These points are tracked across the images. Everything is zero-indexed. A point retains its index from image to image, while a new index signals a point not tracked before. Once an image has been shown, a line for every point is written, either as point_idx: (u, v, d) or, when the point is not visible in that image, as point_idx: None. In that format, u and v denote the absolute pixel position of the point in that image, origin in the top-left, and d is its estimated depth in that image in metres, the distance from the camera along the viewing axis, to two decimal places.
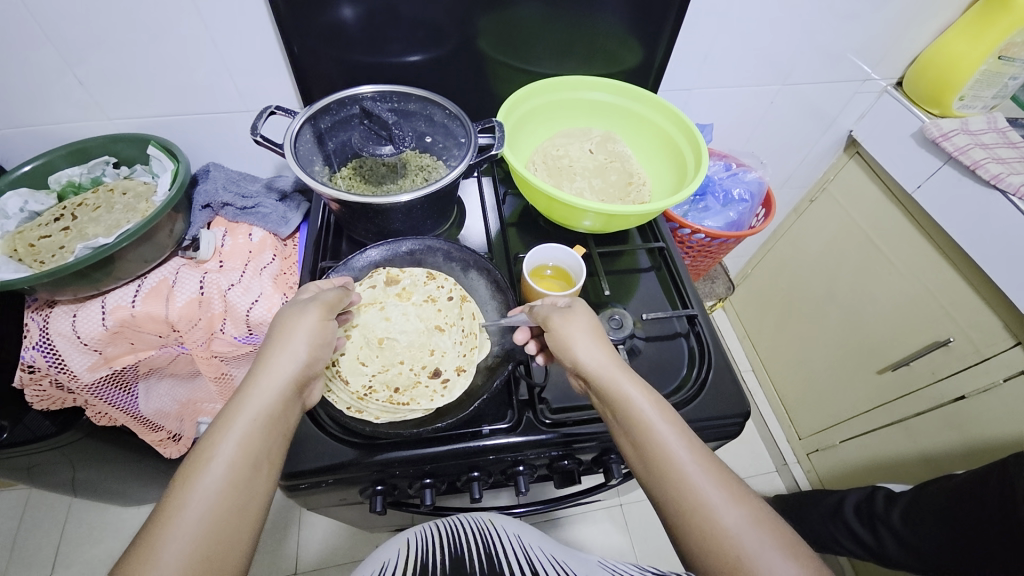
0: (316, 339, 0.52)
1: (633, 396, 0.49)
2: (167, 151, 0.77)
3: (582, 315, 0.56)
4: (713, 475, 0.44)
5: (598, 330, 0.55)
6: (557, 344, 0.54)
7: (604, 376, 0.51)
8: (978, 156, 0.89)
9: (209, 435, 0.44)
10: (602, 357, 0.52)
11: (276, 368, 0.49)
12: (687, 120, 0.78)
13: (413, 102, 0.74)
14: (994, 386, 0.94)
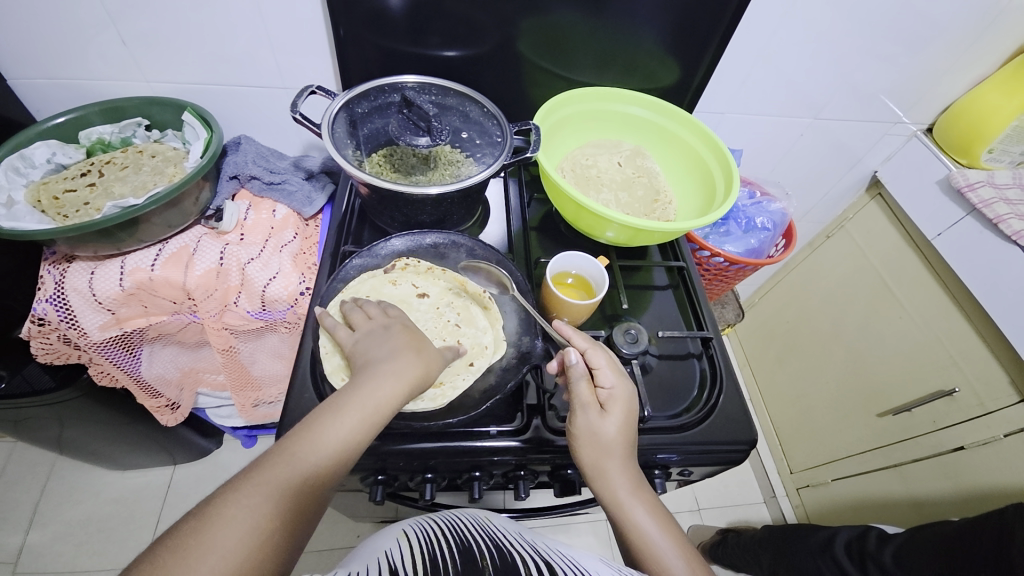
0: (412, 380, 0.50)
1: (637, 510, 0.51)
2: (201, 119, 0.76)
3: (616, 410, 0.54)
4: None
5: (626, 433, 0.54)
6: (582, 442, 0.54)
7: (621, 493, 0.52)
8: (1002, 210, 0.90)
9: (292, 437, 0.43)
10: (625, 475, 0.52)
11: (367, 392, 0.47)
12: (720, 143, 0.78)
13: (451, 96, 0.74)
14: (994, 440, 0.93)
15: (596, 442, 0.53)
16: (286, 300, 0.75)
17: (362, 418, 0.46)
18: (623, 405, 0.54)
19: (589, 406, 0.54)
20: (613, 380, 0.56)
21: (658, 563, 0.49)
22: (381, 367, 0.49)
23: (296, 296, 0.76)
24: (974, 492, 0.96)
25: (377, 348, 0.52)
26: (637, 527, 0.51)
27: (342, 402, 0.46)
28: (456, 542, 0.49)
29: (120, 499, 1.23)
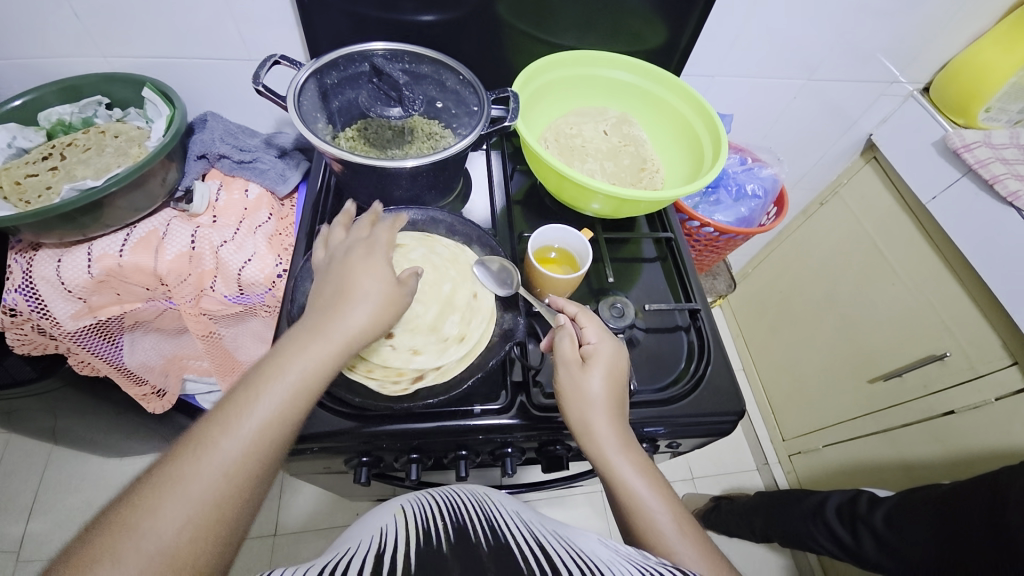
0: (376, 315, 0.46)
1: (623, 465, 0.49)
2: (162, 95, 0.73)
3: (600, 363, 0.53)
4: (692, 544, 0.46)
5: (613, 389, 0.52)
6: (566, 397, 0.52)
7: (608, 448, 0.50)
8: (998, 170, 0.87)
9: (245, 386, 0.40)
10: (611, 428, 0.51)
11: (335, 325, 0.44)
12: (709, 107, 0.75)
13: (426, 64, 0.70)
14: (985, 403, 0.93)
15: (580, 396, 0.52)
16: (262, 283, 0.73)
17: (335, 352, 0.44)
18: (608, 360, 0.54)
19: (573, 364, 0.53)
20: (597, 338, 0.55)
21: (646, 518, 0.48)
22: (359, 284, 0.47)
23: (273, 279, 0.73)
24: (963, 454, 0.96)
25: (353, 274, 0.48)
26: (625, 484, 0.49)
27: (315, 336, 0.43)
28: (450, 517, 0.45)
29: (118, 486, 1.23)
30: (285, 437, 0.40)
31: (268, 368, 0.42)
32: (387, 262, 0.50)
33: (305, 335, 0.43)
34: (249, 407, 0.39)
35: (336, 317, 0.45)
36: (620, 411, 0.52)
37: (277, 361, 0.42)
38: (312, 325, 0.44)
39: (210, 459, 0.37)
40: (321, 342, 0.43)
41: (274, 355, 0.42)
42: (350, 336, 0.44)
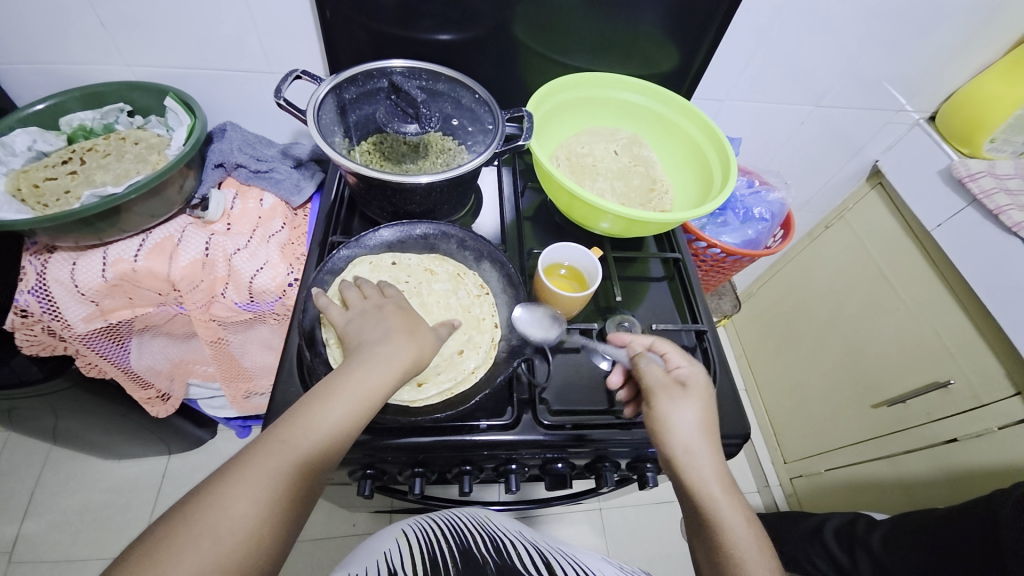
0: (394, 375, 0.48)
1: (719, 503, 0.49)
2: (184, 105, 0.73)
3: (693, 399, 0.53)
4: None
5: (707, 421, 0.52)
6: (660, 426, 0.52)
7: (713, 486, 0.49)
8: (1003, 201, 0.88)
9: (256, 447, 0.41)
10: (713, 463, 0.50)
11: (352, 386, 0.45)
12: (719, 132, 0.75)
13: (442, 82, 0.71)
14: (987, 432, 0.93)
15: (679, 428, 0.51)
16: (272, 292, 0.73)
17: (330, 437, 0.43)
18: (703, 396, 0.54)
19: (668, 386, 0.54)
20: (685, 363, 0.57)
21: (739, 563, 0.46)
22: (372, 350, 0.48)
23: (284, 288, 0.74)
24: (964, 482, 0.95)
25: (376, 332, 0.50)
26: (719, 517, 0.48)
27: (306, 418, 0.43)
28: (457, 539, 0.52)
29: (115, 488, 1.23)
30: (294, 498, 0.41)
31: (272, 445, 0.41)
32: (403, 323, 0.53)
33: (298, 415, 0.43)
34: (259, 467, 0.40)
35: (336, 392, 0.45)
36: (717, 450, 0.52)
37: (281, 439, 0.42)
38: (310, 404, 0.44)
39: (198, 546, 0.36)
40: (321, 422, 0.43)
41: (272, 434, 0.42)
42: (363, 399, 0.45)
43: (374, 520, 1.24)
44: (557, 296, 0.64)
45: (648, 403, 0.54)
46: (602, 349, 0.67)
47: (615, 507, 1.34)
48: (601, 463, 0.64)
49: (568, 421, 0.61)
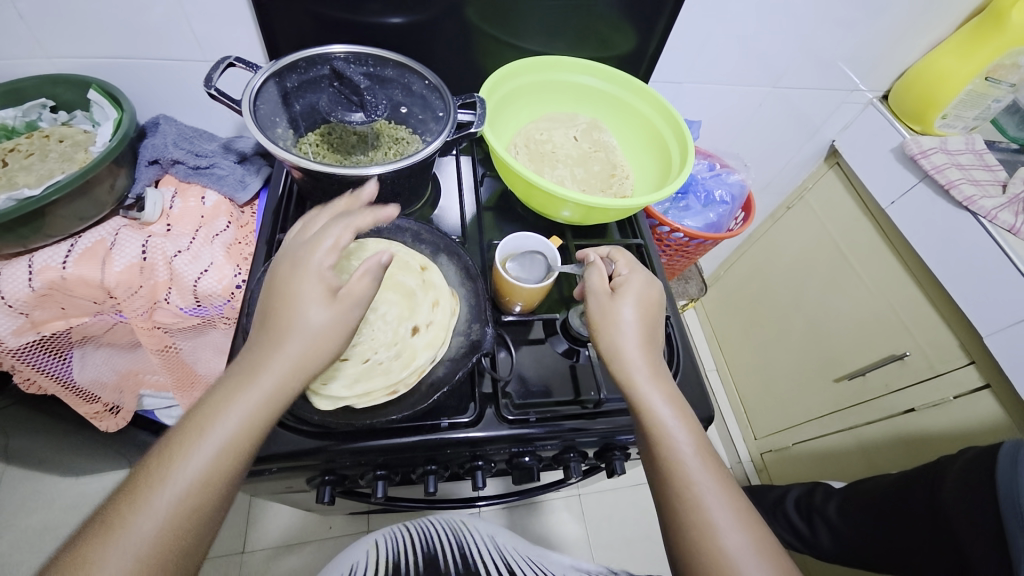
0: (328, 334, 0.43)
1: (651, 393, 0.50)
2: (108, 97, 0.67)
3: (629, 299, 0.55)
4: (715, 479, 0.47)
5: (643, 322, 0.54)
6: (597, 324, 0.54)
7: (640, 376, 0.51)
8: (953, 176, 0.90)
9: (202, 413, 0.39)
10: (643, 356, 0.52)
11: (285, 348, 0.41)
12: (677, 115, 0.74)
13: (390, 68, 0.68)
14: (943, 402, 0.96)
15: (613, 322, 0.53)
16: (220, 295, 0.69)
17: (258, 408, 0.40)
18: (638, 291, 0.56)
19: (604, 294, 0.55)
20: (627, 271, 0.59)
21: (670, 446, 0.48)
22: (302, 309, 0.42)
23: (232, 290, 0.70)
24: (920, 449, 0.99)
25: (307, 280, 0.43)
26: (652, 411, 0.49)
27: (223, 404, 0.40)
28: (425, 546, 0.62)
29: (71, 506, 1.17)
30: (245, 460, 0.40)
31: (187, 430, 0.39)
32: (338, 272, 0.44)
33: (212, 402, 0.40)
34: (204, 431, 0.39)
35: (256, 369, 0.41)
36: (653, 345, 0.53)
37: (194, 430, 0.39)
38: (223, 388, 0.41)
39: (120, 545, 0.35)
40: (245, 395, 0.40)
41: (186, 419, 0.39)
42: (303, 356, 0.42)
43: (348, 522, 1.21)
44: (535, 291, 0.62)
45: (587, 310, 0.56)
46: (564, 339, 0.67)
47: (594, 493, 1.35)
48: (567, 454, 0.63)
49: (532, 413, 0.60)
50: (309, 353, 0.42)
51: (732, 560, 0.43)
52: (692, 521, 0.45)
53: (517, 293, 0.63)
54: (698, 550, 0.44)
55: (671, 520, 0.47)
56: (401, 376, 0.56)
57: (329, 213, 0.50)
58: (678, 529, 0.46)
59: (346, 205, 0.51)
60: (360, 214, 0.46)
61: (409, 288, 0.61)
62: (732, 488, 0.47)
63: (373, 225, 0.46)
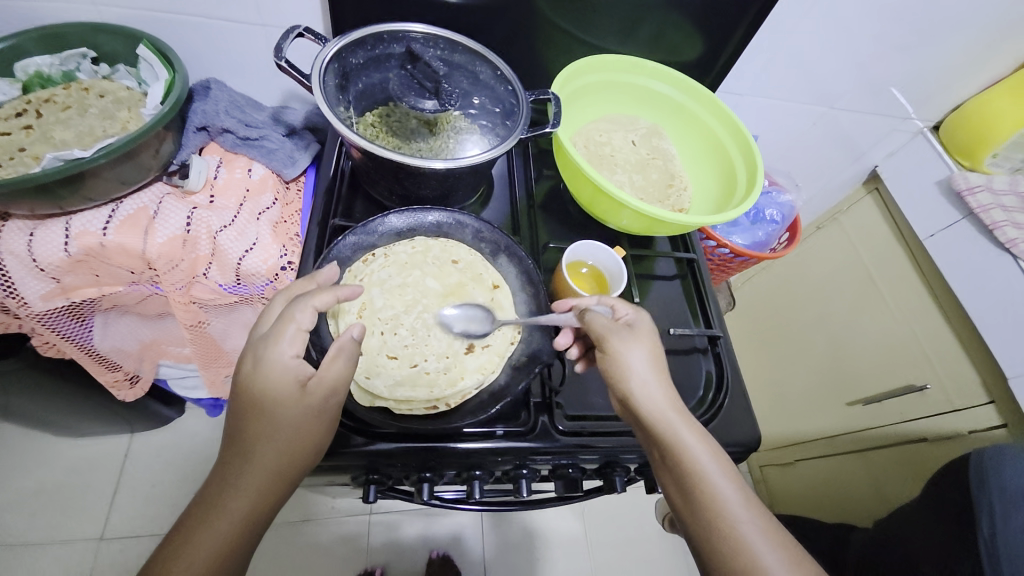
0: (301, 429, 0.47)
1: (685, 441, 0.47)
2: (160, 56, 0.62)
3: (643, 339, 0.53)
4: (768, 531, 0.43)
5: (657, 359, 0.52)
6: (614, 368, 0.52)
7: (667, 417, 0.49)
8: (998, 217, 0.91)
9: (200, 514, 0.45)
10: (666, 396, 0.50)
11: (263, 446, 0.46)
12: (746, 132, 0.71)
13: (459, 53, 0.65)
14: (958, 435, 0.98)
15: (630, 367, 0.51)
16: (263, 276, 0.66)
17: (236, 526, 0.45)
18: (649, 337, 0.54)
19: (619, 330, 0.53)
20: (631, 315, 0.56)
21: (715, 500, 0.45)
22: (272, 408, 0.46)
23: (276, 271, 0.66)
24: None
25: (265, 379, 0.46)
26: (686, 451, 0.47)
27: (220, 503, 0.45)
28: None
29: (69, 469, 1.14)
30: (243, 548, 0.45)
31: (181, 544, 0.44)
32: (297, 364, 0.47)
33: (205, 512, 0.45)
34: (201, 531, 0.44)
35: (234, 489, 0.45)
36: (672, 391, 0.51)
37: (189, 541, 0.43)
38: (210, 497, 0.46)
39: None
40: (226, 513, 0.45)
41: (178, 534, 0.44)
42: (286, 451, 0.46)
43: (353, 504, 1.22)
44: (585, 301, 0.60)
45: (603, 348, 0.52)
46: None
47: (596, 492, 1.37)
48: (611, 468, 0.62)
49: (586, 427, 0.58)
50: (289, 450, 0.46)
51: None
52: (741, 566, 0.42)
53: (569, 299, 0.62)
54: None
55: None
56: (444, 393, 0.55)
57: (284, 297, 0.50)
58: None
59: (303, 287, 0.50)
60: (319, 292, 0.48)
61: (476, 304, 0.61)
62: (773, 521, 0.45)
63: (333, 302, 0.48)
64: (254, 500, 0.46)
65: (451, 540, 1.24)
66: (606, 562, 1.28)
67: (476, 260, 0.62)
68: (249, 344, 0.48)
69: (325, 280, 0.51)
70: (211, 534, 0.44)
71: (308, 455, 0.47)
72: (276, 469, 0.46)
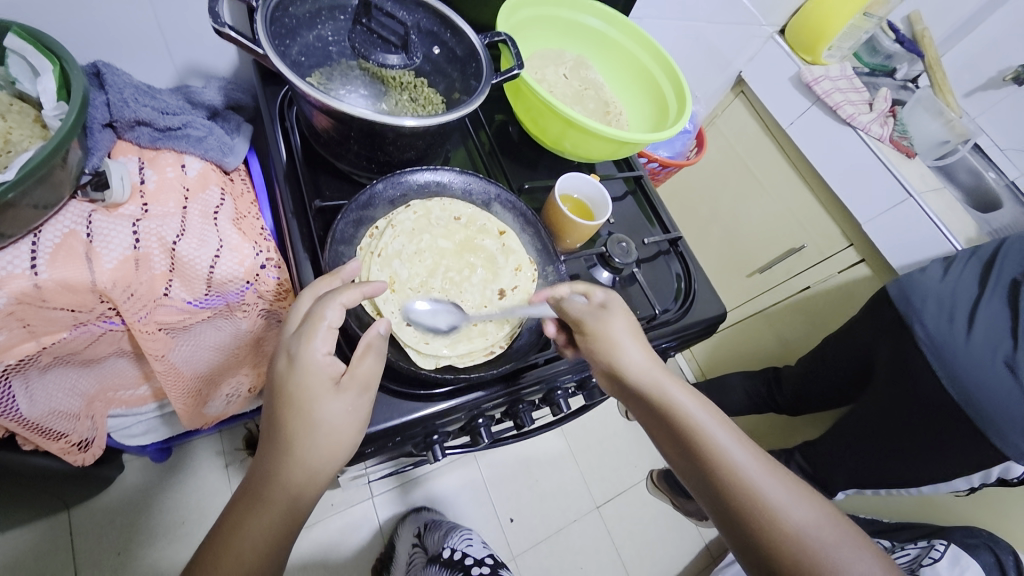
0: (342, 424, 0.45)
1: (679, 401, 0.50)
2: (37, 43, 0.49)
3: (618, 317, 0.54)
4: (770, 473, 0.47)
5: (634, 327, 0.55)
6: (599, 346, 0.53)
7: (659, 378, 0.51)
8: (837, 99, 1.15)
9: (245, 507, 0.43)
10: (646, 357, 0.52)
11: (303, 443, 0.43)
12: (663, 50, 0.80)
13: (394, 2, 0.62)
14: (831, 277, 1.26)
15: (612, 346, 0.52)
16: (243, 279, 0.60)
17: (280, 521, 0.43)
18: (623, 316, 0.55)
19: (594, 311, 0.54)
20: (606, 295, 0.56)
21: (717, 450, 0.47)
22: (313, 405, 0.44)
23: (256, 272, 0.61)
24: (819, 316, 1.30)
25: (302, 377, 0.44)
26: (679, 407, 0.50)
27: (262, 494, 0.43)
28: None
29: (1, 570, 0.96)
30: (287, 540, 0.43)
31: (227, 536, 0.42)
32: (329, 363, 0.45)
33: (247, 502, 0.43)
34: (247, 522, 0.42)
35: (276, 482, 0.43)
36: (655, 356, 0.53)
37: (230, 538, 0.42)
38: (253, 488, 0.43)
39: None
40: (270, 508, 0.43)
41: (223, 522, 0.43)
42: (328, 444, 0.44)
43: (352, 494, 1.23)
44: (592, 230, 0.66)
45: (583, 332, 0.54)
46: (602, 266, 0.72)
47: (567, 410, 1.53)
48: None
49: None
50: (325, 446, 0.44)
51: (802, 534, 0.43)
52: (754, 507, 0.45)
53: (573, 231, 0.67)
54: (766, 529, 0.44)
55: (736, 527, 0.45)
56: (498, 337, 0.58)
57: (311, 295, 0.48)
58: (746, 535, 0.45)
59: (329, 283, 0.48)
60: (346, 289, 0.47)
61: (491, 253, 0.61)
62: (777, 468, 0.48)
63: (359, 297, 0.47)
64: (297, 494, 0.44)
65: (458, 488, 1.34)
66: (588, 462, 1.48)
67: (475, 211, 0.63)
68: (279, 343, 0.46)
69: (349, 275, 0.50)
70: (246, 535, 0.41)
71: (342, 452, 0.45)
72: (311, 465, 0.44)
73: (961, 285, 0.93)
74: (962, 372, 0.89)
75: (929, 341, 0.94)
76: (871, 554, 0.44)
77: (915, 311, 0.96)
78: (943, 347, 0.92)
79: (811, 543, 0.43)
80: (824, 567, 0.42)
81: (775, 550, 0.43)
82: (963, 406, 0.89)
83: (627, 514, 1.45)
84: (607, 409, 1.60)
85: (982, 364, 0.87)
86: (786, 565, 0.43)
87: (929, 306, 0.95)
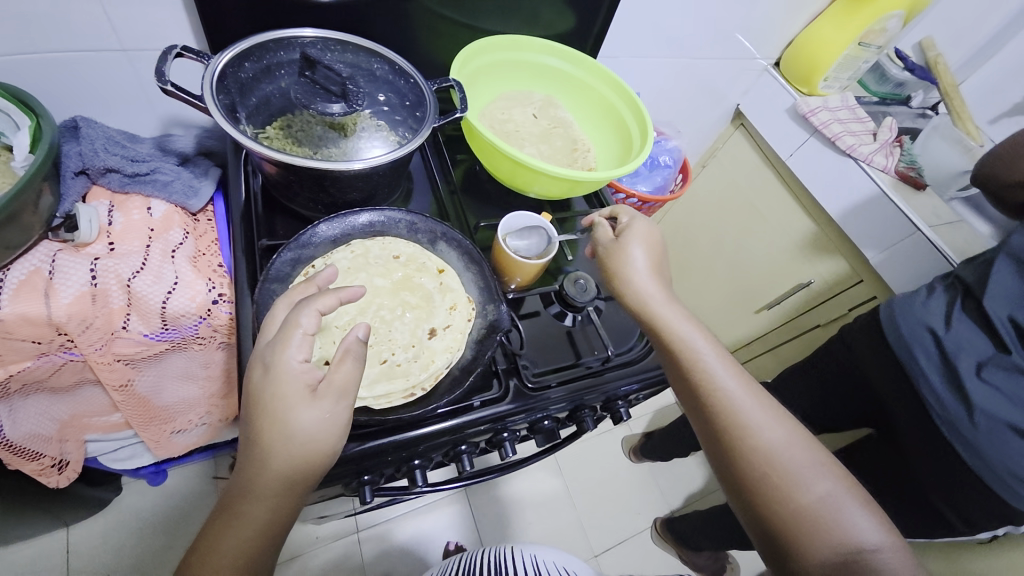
0: (319, 435, 0.45)
1: (674, 320, 0.54)
2: (18, 102, 0.56)
3: (636, 242, 0.60)
4: (752, 397, 0.50)
5: (651, 255, 0.59)
6: (614, 267, 0.59)
7: (659, 300, 0.56)
8: (836, 130, 1.10)
9: (222, 520, 0.45)
10: (654, 283, 0.57)
11: (279, 456, 0.44)
12: (628, 88, 0.80)
13: (350, 53, 0.65)
14: (842, 315, 1.18)
15: (626, 264, 0.58)
16: (194, 315, 0.63)
17: (259, 531, 0.45)
18: (643, 238, 0.60)
19: (612, 243, 0.61)
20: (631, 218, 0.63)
21: (702, 368, 0.51)
22: (295, 415, 0.44)
23: (208, 307, 0.64)
24: None
25: (282, 386, 0.44)
26: (674, 331, 0.54)
27: (239, 509, 0.45)
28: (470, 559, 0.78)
29: None
30: (264, 545, 0.45)
31: (208, 544, 0.44)
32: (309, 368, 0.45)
33: (225, 516, 0.45)
34: (229, 530, 0.44)
35: (250, 497, 0.44)
36: (663, 282, 0.58)
37: (210, 547, 0.44)
38: (231, 502, 0.45)
39: None
40: (244, 523, 0.44)
41: (204, 534, 0.45)
42: (306, 454, 0.45)
43: (336, 528, 1.22)
44: (539, 268, 0.65)
45: (601, 258, 0.61)
46: (564, 309, 0.69)
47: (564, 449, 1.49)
48: (580, 411, 0.66)
49: (552, 379, 0.63)
50: (299, 458, 0.44)
51: (772, 451, 0.47)
52: (729, 424, 0.48)
53: (519, 270, 0.66)
54: (740, 446, 0.47)
55: (710, 441, 0.50)
56: (420, 379, 0.57)
57: (286, 302, 0.49)
58: (720, 445, 0.49)
59: (303, 291, 0.50)
60: (321, 295, 0.47)
61: (428, 291, 0.62)
62: (761, 393, 0.51)
63: (335, 304, 0.47)
64: (271, 505, 0.45)
65: (448, 526, 1.30)
66: (586, 506, 1.41)
67: (416, 251, 0.65)
68: (254, 353, 0.46)
69: (322, 282, 0.51)
70: (222, 554, 0.44)
71: (321, 461, 0.45)
72: (282, 477, 0.45)
73: (965, 340, 0.75)
74: (991, 455, 0.71)
75: (948, 417, 0.76)
76: (843, 479, 0.46)
77: (923, 381, 0.79)
78: (961, 425, 0.74)
79: (778, 459, 0.46)
80: (788, 481, 0.45)
81: (746, 463, 0.47)
82: (996, 488, 0.72)
83: (626, 565, 1.36)
84: (609, 450, 1.53)
85: (1012, 442, 0.70)
86: (752, 476, 0.47)
87: (932, 364, 0.78)
